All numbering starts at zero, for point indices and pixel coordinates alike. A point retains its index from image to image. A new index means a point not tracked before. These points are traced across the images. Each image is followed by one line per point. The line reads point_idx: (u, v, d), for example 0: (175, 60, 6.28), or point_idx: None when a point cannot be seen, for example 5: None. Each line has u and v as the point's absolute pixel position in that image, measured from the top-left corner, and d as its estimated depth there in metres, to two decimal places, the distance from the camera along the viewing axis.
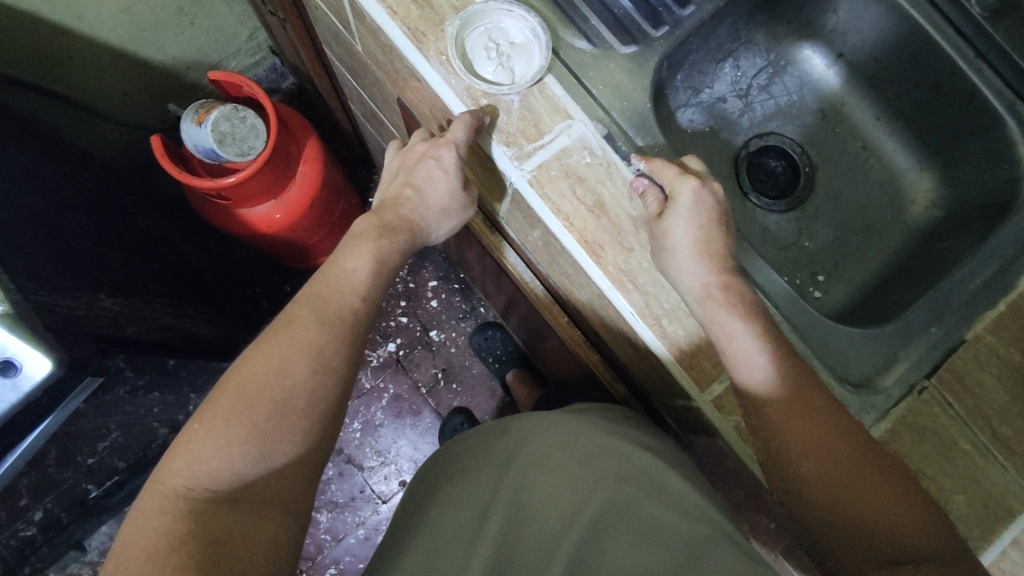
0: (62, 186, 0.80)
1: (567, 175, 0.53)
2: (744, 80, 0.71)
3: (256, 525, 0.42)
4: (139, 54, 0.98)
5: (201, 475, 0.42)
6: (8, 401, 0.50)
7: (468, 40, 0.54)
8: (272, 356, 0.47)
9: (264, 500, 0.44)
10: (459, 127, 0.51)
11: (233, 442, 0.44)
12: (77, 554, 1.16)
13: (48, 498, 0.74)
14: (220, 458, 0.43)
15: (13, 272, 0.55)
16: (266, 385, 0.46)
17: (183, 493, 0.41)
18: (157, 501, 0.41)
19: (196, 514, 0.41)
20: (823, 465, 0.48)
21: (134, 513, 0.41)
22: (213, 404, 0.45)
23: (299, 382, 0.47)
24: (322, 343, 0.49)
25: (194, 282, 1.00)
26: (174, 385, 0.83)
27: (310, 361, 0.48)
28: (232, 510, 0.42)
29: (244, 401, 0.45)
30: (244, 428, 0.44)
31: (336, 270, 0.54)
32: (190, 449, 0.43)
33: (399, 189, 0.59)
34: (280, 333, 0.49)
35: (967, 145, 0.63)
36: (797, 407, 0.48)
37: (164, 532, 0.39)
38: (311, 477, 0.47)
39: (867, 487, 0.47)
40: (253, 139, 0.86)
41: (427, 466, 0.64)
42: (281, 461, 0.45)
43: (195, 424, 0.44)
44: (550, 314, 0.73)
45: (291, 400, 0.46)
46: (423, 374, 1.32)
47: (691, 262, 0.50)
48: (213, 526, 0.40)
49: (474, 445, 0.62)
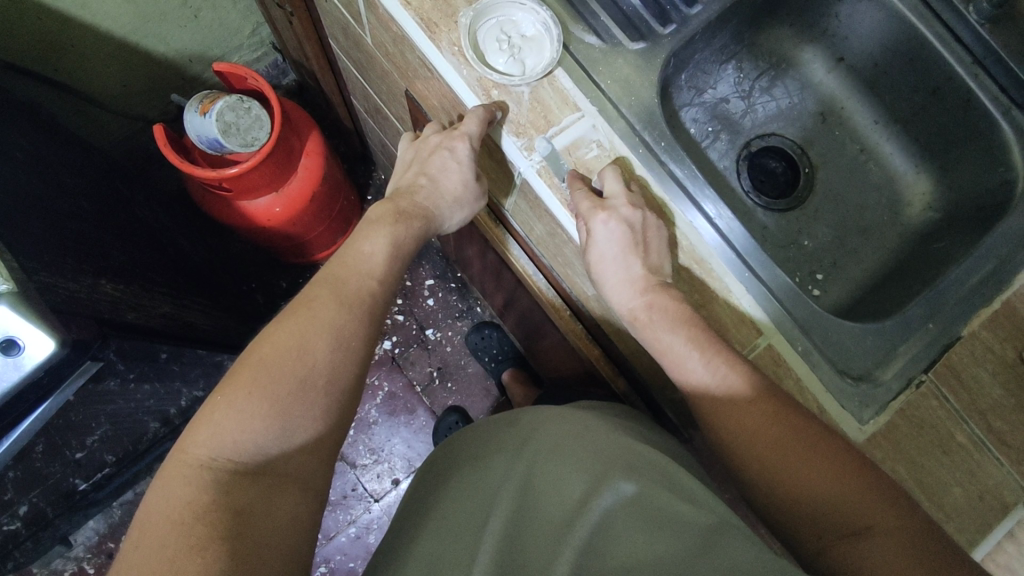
0: (64, 174, 0.80)
1: (576, 166, 0.54)
2: (746, 82, 0.72)
3: (275, 500, 0.42)
4: (141, 45, 0.98)
5: (225, 446, 0.42)
6: (10, 380, 0.49)
7: (481, 32, 0.54)
8: (293, 334, 0.47)
9: (284, 476, 0.44)
10: (472, 121, 0.52)
11: (255, 415, 0.44)
12: (62, 550, 1.14)
13: (35, 492, 0.73)
14: (242, 430, 0.43)
15: (17, 252, 0.55)
16: (286, 361, 0.46)
17: (207, 464, 0.41)
18: (181, 470, 0.41)
19: (219, 485, 0.41)
20: (782, 461, 0.49)
21: (157, 482, 0.41)
22: (234, 379, 0.45)
23: (318, 359, 0.47)
24: (342, 324, 0.50)
25: (192, 273, 0.99)
26: (167, 377, 0.82)
27: (331, 340, 0.48)
28: (254, 483, 0.42)
29: (265, 376, 0.45)
30: (267, 400, 0.44)
31: (351, 255, 0.55)
32: (214, 421, 0.43)
33: (414, 179, 0.60)
34: (300, 312, 0.49)
35: (962, 149, 0.64)
36: (761, 419, 0.50)
37: (188, 500, 0.39)
38: (327, 456, 0.48)
39: (829, 482, 0.48)
40: (257, 130, 0.87)
41: (438, 455, 0.66)
42: (300, 438, 0.46)
43: (217, 397, 0.44)
44: (553, 309, 0.74)
45: (312, 377, 0.47)
46: (419, 372, 1.31)
47: (619, 288, 0.53)
48: (236, 498, 0.40)
49: (488, 437, 0.63)
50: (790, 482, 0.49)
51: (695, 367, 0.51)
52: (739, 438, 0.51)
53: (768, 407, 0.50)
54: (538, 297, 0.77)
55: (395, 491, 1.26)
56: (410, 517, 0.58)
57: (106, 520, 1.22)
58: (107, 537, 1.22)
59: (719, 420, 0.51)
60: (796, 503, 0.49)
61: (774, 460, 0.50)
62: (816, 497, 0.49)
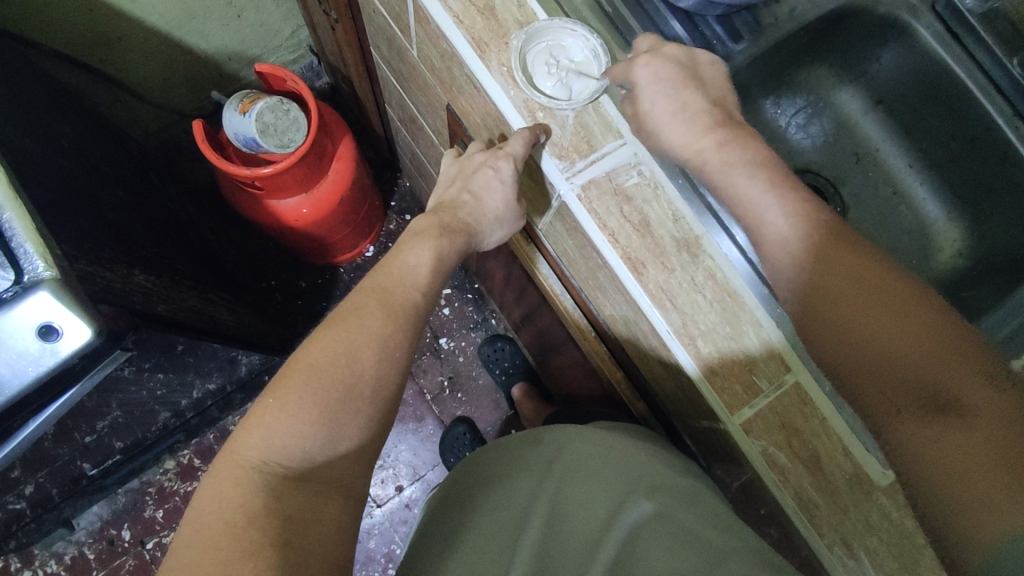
0: (101, 162, 0.81)
1: (615, 193, 0.54)
2: (783, 119, 0.73)
3: (321, 505, 0.45)
4: (184, 41, 0.99)
5: (276, 450, 0.44)
6: (46, 366, 0.49)
7: (530, 54, 0.55)
8: (343, 340, 0.49)
9: (322, 482, 0.46)
10: (517, 142, 0.53)
11: (305, 420, 0.46)
12: (64, 532, 1.15)
13: (42, 473, 0.74)
14: (292, 434, 0.45)
15: (61, 239, 0.55)
16: (336, 368, 0.48)
17: (257, 466, 0.44)
18: (234, 471, 0.43)
19: (268, 488, 0.43)
20: (893, 345, 0.44)
21: (210, 479, 0.43)
22: (285, 381, 0.47)
23: (366, 367, 0.49)
24: (390, 333, 0.51)
25: (216, 269, 1.00)
26: (179, 367, 0.79)
27: (378, 349, 0.50)
28: (300, 489, 0.44)
29: (316, 381, 0.47)
30: (317, 406, 0.46)
31: (397, 263, 0.56)
32: (266, 423, 0.45)
33: (457, 194, 0.61)
34: (349, 318, 0.51)
35: (997, 199, 0.66)
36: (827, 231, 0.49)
37: (241, 503, 0.41)
38: (366, 462, 0.50)
39: (942, 374, 0.42)
40: (294, 132, 0.87)
41: (466, 464, 0.68)
42: (346, 445, 0.48)
43: (269, 399, 0.46)
44: (578, 329, 0.74)
45: (359, 385, 0.48)
46: (430, 380, 1.32)
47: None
48: (286, 504, 0.43)
49: (514, 454, 0.64)
50: (894, 367, 0.44)
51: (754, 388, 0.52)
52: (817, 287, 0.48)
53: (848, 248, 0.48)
54: (564, 316, 0.78)
55: (398, 498, 1.26)
56: (432, 535, 0.59)
57: (110, 506, 1.23)
58: (110, 523, 1.23)
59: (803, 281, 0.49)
60: (869, 353, 0.45)
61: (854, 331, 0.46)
62: (901, 360, 0.44)
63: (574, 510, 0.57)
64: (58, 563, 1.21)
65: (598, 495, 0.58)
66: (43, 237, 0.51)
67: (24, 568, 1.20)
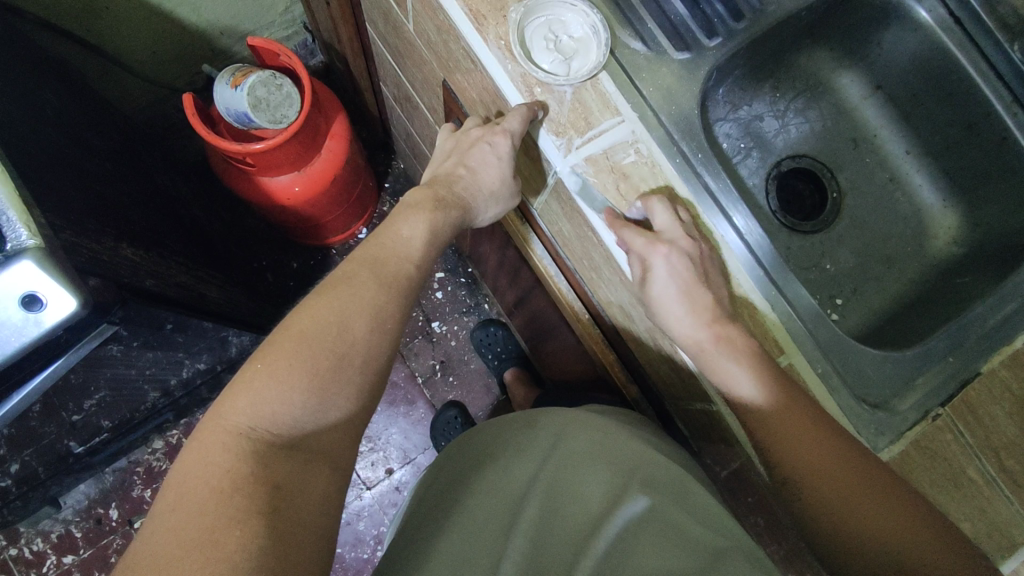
0: (87, 133, 0.79)
1: (613, 171, 0.53)
2: (782, 102, 0.72)
3: (310, 474, 0.45)
4: (175, 13, 0.96)
5: (263, 417, 0.44)
6: (29, 337, 0.48)
7: (528, 28, 0.54)
8: (334, 309, 0.49)
9: (315, 452, 0.46)
10: (515, 119, 0.52)
11: (293, 387, 0.45)
12: (50, 511, 1.14)
13: (28, 451, 0.74)
14: (280, 401, 0.45)
15: (44, 207, 0.53)
16: (328, 337, 0.48)
17: (245, 432, 0.43)
18: (219, 435, 0.42)
19: (258, 455, 0.42)
20: (850, 491, 0.51)
21: (193, 445, 0.43)
22: (274, 348, 0.47)
23: (356, 337, 0.49)
24: (380, 304, 0.52)
25: (206, 249, 0.98)
26: (169, 346, 0.77)
27: (369, 319, 0.50)
28: (289, 457, 0.44)
29: (305, 348, 0.47)
30: (304, 373, 0.46)
31: (391, 235, 0.56)
32: (255, 389, 0.44)
33: (453, 168, 0.60)
34: (341, 287, 0.51)
35: (992, 188, 0.66)
36: (774, 405, 0.51)
37: (228, 467, 0.41)
38: (354, 433, 0.50)
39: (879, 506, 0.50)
40: (287, 108, 0.86)
41: (457, 447, 0.67)
42: (334, 414, 0.48)
43: (257, 364, 0.46)
44: (571, 311, 0.74)
45: (350, 354, 0.49)
46: (421, 363, 1.31)
47: (667, 286, 0.52)
48: (274, 471, 0.42)
49: (510, 433, 0.65)
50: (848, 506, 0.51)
51: (743, 382, 0.51)
52: (786, 451, 0.51)
53: (797, 412, 0.51)
54: (558, 299, 0.77)
55: (388, 481, 1.26)
56: (428, 516, 0.59)
57: (97, 485, 1.22)
58: (96, 502, 1.22)
59: (764, 433, 0.52)
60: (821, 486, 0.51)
61: (821, 473, 0.51)
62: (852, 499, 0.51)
63: (567, 492, 0.57)
64: (44, 542, 1.20)
65: (591, 482, 0.58)
66: (26, 205, 0.50)
67: (9, 546, 1.19)
